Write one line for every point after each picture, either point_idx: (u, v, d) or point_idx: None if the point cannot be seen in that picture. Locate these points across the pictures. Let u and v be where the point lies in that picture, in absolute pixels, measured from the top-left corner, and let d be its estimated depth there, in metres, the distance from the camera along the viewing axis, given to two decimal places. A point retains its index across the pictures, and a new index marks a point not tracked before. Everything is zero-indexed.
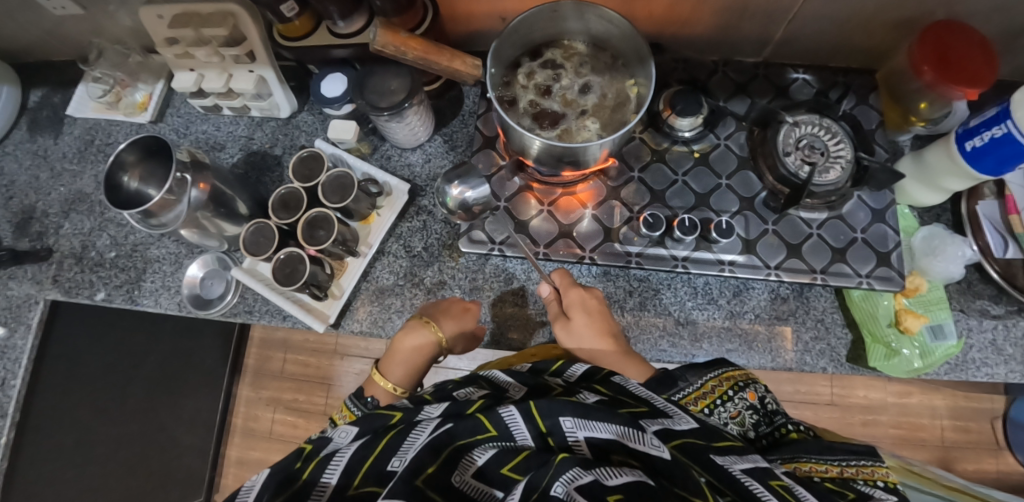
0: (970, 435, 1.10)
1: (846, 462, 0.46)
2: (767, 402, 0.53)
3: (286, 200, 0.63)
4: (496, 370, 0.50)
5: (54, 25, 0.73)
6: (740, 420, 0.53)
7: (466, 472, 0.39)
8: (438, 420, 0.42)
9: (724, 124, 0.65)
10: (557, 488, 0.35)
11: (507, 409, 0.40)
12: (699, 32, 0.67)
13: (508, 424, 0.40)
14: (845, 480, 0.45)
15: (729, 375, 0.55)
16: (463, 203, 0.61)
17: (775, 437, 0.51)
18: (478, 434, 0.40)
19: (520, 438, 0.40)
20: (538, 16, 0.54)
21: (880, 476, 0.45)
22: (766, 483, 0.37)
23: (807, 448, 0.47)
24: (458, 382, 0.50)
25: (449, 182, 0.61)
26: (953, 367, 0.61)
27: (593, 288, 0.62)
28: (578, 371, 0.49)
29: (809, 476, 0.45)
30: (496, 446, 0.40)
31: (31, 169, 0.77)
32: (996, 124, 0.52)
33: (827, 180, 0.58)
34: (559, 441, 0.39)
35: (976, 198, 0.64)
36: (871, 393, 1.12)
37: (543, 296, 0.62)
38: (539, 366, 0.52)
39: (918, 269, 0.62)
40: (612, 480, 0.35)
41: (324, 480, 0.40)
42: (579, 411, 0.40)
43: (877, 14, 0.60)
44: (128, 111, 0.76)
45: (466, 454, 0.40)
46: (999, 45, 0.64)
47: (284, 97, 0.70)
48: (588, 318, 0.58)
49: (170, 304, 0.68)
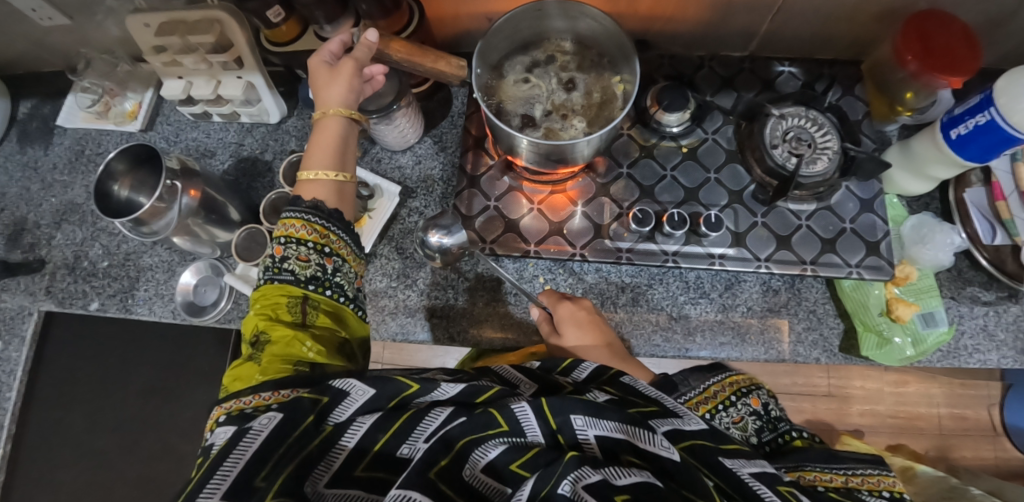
0: (967, 422, 1.10)
1: (851, 471, 0.47)
2: (770, 409, 0.54)
3: (276, 206, 0.65)
4: (507, 366, 0.51)
5: (42, 36, 0.73)
6: (742, 425, 0.53)
7: (476, 467, 0.39)
8: (452, 410, 0.41)
9: (712, 118, 0.65)
10: (565, 486, 0.35)
11: (519, 405, 0.40)
12: (685, 27, 0.67)
13: (520, 420, 0.40)
14: (850, 490, 0.45)
15: (733, 381, 0.56)
16: (441, 247, 0.62)
17: (778, 444, 0.52)
18: (490, 429, 0.39)
19: (531, 434, 0.39)
20: (522, 16, 0.54)
21: (885, 485, 0.47)
22: (775, 489, 0.38)
23: (810, 458, 0.48)
24: (471, 376, 0.49)
25: (426, 230, 0.61)
26: (945, 355, 0.62)
27: (582, 299, 0.62)
28: (586, 369, 0.48)
29: (812, 485, 0.45)
30: (506, 442, 0.39)
31: (21, 181, 0.77)
32: (979, 112, 0.53)
33: (814, 171, 0.58)
34: (569, 439, 0.40)
35: (964, 186, 0.64)
36: (868, 383, 1.12)
37: (534, 319, 0.62)
38: (549, 363, 0.50)
39: (907, 258, 0.63)
40: (621, 479, 0.36)
41: (343, 442, 0.40)
42: (590, 409, 0.40)
43: (860, 6, 0.61)
44: (118, 120, 0.76)
45: (476, 448, 0.39)
46: (982, 33, 0.64)
47: (273, 102, 0.71)
48: (579, 331, 0.58)
49: (164, 312, 0.68)
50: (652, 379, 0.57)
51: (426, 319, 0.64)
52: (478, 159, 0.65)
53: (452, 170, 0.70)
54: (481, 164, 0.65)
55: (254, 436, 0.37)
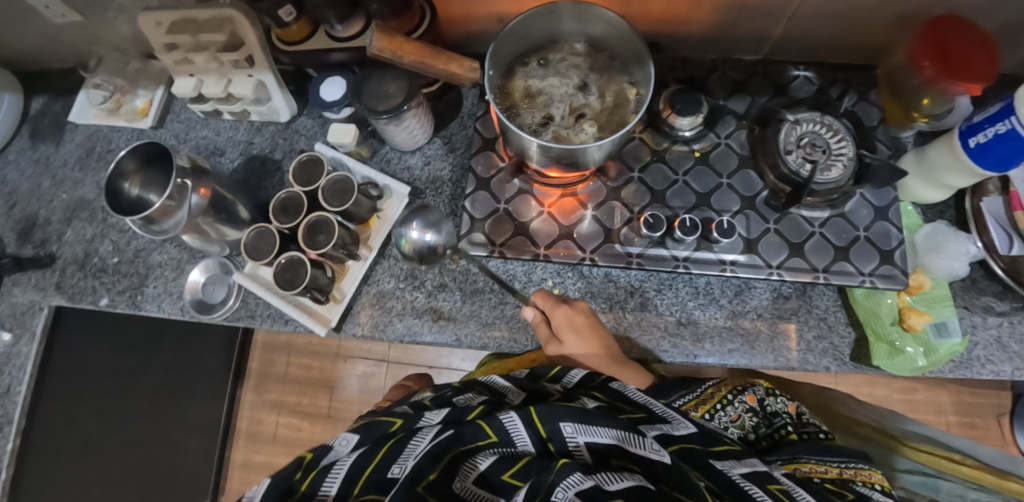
0: (977, 431, 1.09)
1: (845, 464, 0.49)
2: (766, 405, 0.56)
3: (286, 205, 0.63)
4: (495, 377, 0.54)
5: (54, 33, 0.73)
6: (740, 423, 0.55)
7: (467, 480, 0.43)
8: (438, 428, 0.45)
9: (725, 123, 0.65)
10: (559, 493, 0.38)
11: (508, 415, 0.44)
12: (698, 30, 0.67)
13: (509, 430, 0.43)
14: (844, 480, 0.47)
15: (727, 382, 0.58)
16: (422, 243, 0.63)
17: (774, 439, 0.54)
18: (479, 440, 0.44)
19: (521, 443, 0.43)
20: (535, 17, 0.53)
21: (878, 479, 0.48)
22: (765, 488, 0.40)
23: (805, 450, 0.50)
24: (458, 389, 0.54)
25: (405, 224, 0.64)
26: (958, 365, 0.61)
27: (577, 301, 0.62)
28: (575, 376, 0.53)
29: (809, 477, 0.48)
30: (495, 452, 0.43)
31: (33, 177, 0.77)
32: (999, 120, 0.52)
33: (829, 178, 0.58)
34: (559, 447, 0.42)
35: (981, 194, 0.63)
36: (876, 390, 1.12)
37: (529, 320, 0.61)
38: (539, 371, 0.55)
39: (921, 266, 0.62)
40: (612, 485, 0.38)
41: (325, 488, 0.43)
42: (579, 417, 0.43)
43: (877, 10, 0.60)
44: (129, 118, 0.76)
45: (468, 460, 0.43)
46: (1002, 39, 0.63)
47: (283, 101, 0.70)
48: (578, 337, 0.58)
49: (173, 309, 0.69)
50: (647, 384, 0.60)
51: (434, 321, 0.64)
52: (487, 161, 0.65)
53: (461, 171, 0.69)
54: (491, 165, 0.64)
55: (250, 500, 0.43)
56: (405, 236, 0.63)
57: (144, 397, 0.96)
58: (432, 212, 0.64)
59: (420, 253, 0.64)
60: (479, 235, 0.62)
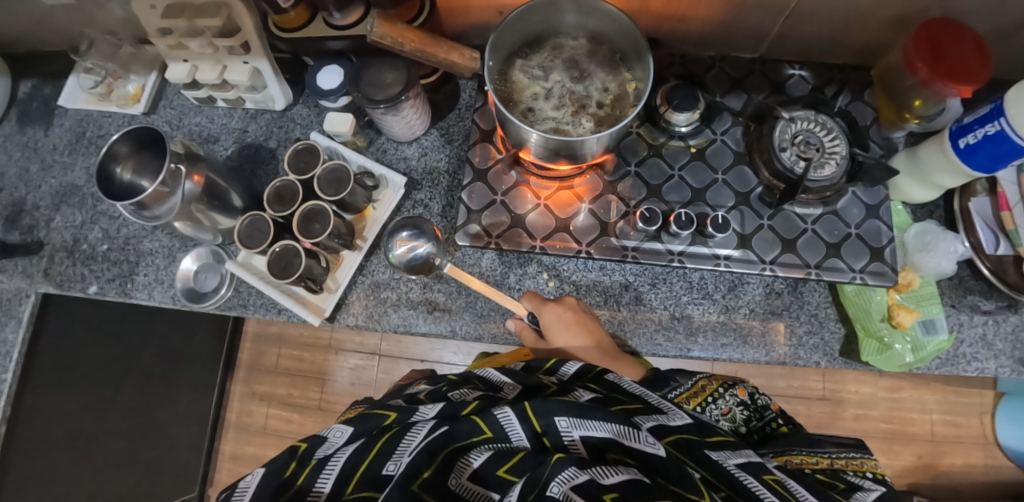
0: (959, 429, 1.14)
1: (836, 455, 0.50)
2: (756, 398, 0.57)
3: (281, 194, 0.63)
4: (489, 368, 0.54)
5: (44, 14, 0.72)
6: (732, 416, 0.56)
7: (462, 476, 0.42)
8: (433, 423, 0.45)
9: (721, 120, 0.65)
10: (554, 488, 0.38)
11: (502, 410, 0.44)
12: (697, 26, 0.67)
13: (504, 425, 0.44)
14: (835, 471, 0.48)
15: (717, 376, 0.59)
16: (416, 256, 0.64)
17: (765, 432, 0.55)
18: (474, 436, 0.43)
19: (516, 439, 0.43)
20: (536, 9, 0.53)
21: (868, 467, 0.49)
22: (760, 479, 0.41)
23: (798, 443, 0.52)
24: (454, 384, 0.53)
25: (393, 240, 0.64)
26: (944, 362, 0.62)
27: (566, 295, 0.63)
28: (572, 367, 0.53)
29: (800, 468, 0.49)
30: (490, 448, 0.43)
31: (21, 161, 0.76)
32: (990, 122, 0.52)
33: (822, 176, 0.59)
34: (554, 441, 0.43)
35: (969, 195, 0.64)
36: (862, 388, 1.16)
37: (516, 329, 0.62)
38: (535, 363, 0.55)
39: (911, 265, 0.63)
40: (608, 478, 0.39)
41: (319, 485, 0.43)
42: (574, 411, 0.44)
43: (874, 11, 0.60)
44: (120, 103, 0.75)
45: (462, 457, 0.43)
46: (994, 42, 0.64)
47: (279, 89, 0.70)
48: (569, 333, 0.60)
49: (164, 298, 0.68)
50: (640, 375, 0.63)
51: (429, 313, 0.64)
52: (485, 152, 0.65)
53: (458, 162, 0.69)
54: (489, 157, 0.64)
55: (242, 493, 0.42)
56: (393, 250, 0.64)
57: (134, 386, 0.95)
58: (428, 225, 0.65)
59: (409, 265, 0.64)
60: (475, 226, 0.62)
